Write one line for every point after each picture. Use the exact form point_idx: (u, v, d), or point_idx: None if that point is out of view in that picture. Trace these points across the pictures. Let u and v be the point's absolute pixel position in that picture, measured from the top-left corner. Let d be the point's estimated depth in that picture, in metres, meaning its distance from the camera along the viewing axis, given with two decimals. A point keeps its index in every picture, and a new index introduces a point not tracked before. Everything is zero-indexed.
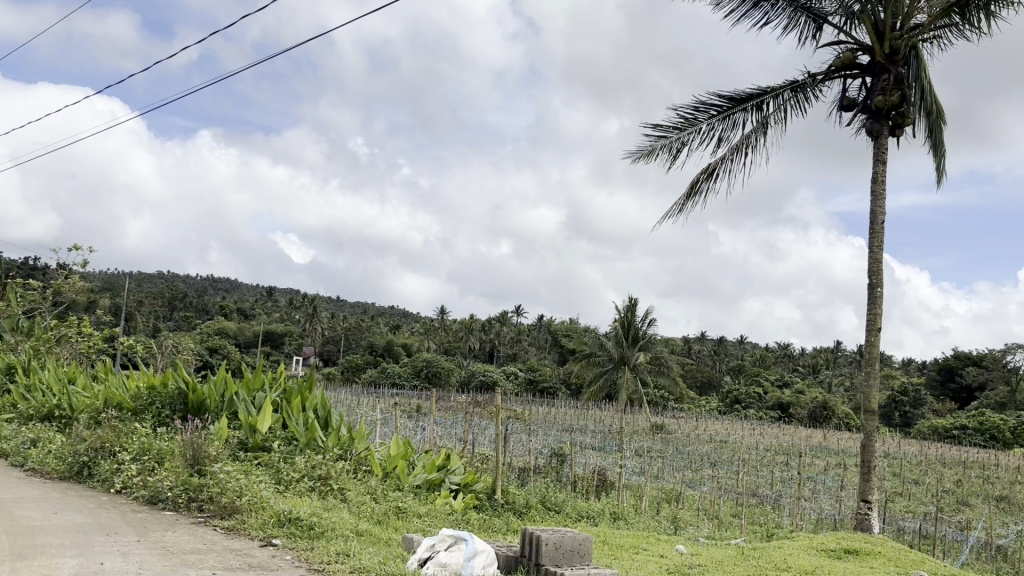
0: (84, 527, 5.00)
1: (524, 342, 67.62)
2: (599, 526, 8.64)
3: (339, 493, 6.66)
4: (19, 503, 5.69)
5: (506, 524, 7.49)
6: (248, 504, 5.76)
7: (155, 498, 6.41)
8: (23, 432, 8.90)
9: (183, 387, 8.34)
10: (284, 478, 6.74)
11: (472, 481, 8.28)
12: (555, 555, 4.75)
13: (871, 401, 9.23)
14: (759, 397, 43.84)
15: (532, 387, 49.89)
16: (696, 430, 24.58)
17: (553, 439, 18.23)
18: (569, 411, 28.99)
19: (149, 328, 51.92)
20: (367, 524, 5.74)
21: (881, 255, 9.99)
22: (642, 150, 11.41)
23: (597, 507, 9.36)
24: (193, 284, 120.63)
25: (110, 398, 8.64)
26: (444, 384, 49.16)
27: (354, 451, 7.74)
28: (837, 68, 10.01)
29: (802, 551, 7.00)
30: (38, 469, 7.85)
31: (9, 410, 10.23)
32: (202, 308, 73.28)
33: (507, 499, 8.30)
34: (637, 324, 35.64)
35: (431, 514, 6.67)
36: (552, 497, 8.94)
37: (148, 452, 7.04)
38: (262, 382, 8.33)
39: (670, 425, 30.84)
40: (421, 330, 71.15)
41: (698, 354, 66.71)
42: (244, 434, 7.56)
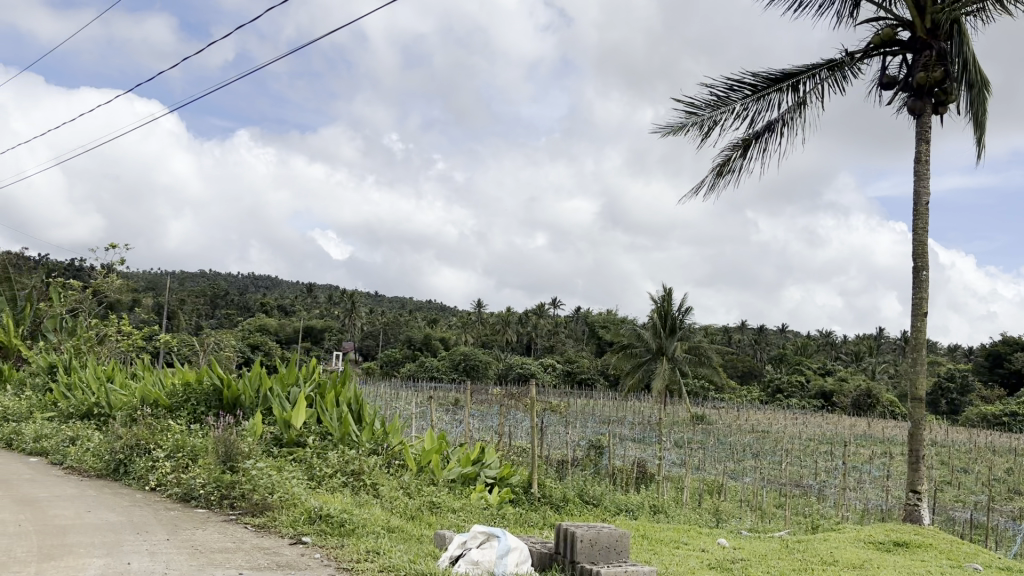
0: (114, 526, 5.00)
1: (562, 334, 67.52)
2: (638, 519, 8.55)
3: (372, 488, 6.63)
4: (53, 502, 5.72)
5: (544, 518, 7.42)
6: (279, 500, 5.75)
7: (188, 495, 6.44)
8: (63, 430, 9.02)
9: (218, 383, 8.40)
10: (317, 473, 6.74)
11: (508, 475, 8.23)
12: (591, 552, 4.65)
13: (918, 388, 9.00)
14: (802, 385, 43.30)
15: (571, 378, 49.83)
16: (737, 420, 24.35)
17: (592, 431, 18.17)
18: (608, 403, 28.90)
19: (191, 326, 52.76)
20: (400, 520, 5.69)
21: (926, 237, 9.71)
22: (672, 127, 11.20)
23: (637, 500, 9.26)
24: (234, 282, 122.44)
25: (147, 395, 8.72)
26: (482, 377, 49.26)
27: (388, 446, 7.72)
28: (877, 45, 9.74)
29: (849, 544, 6.83)
30: (76, 466, 7.95)
31: (51, 408, 10.39)
32: (243, 306, 74.25)
33: (543, 493, 8.23)
34: (674, 314, 35.36)
35: (466, 509, 6.62)
36: (589, 490, 8.85)
37: (182, 450, 7.08)
38: (296, 377, 8.36)
39: (711, 416, 30.62)
40: (459, 324, 71.40)
41: (738, 344, 66.09)
42: (278, 430, 7.58)
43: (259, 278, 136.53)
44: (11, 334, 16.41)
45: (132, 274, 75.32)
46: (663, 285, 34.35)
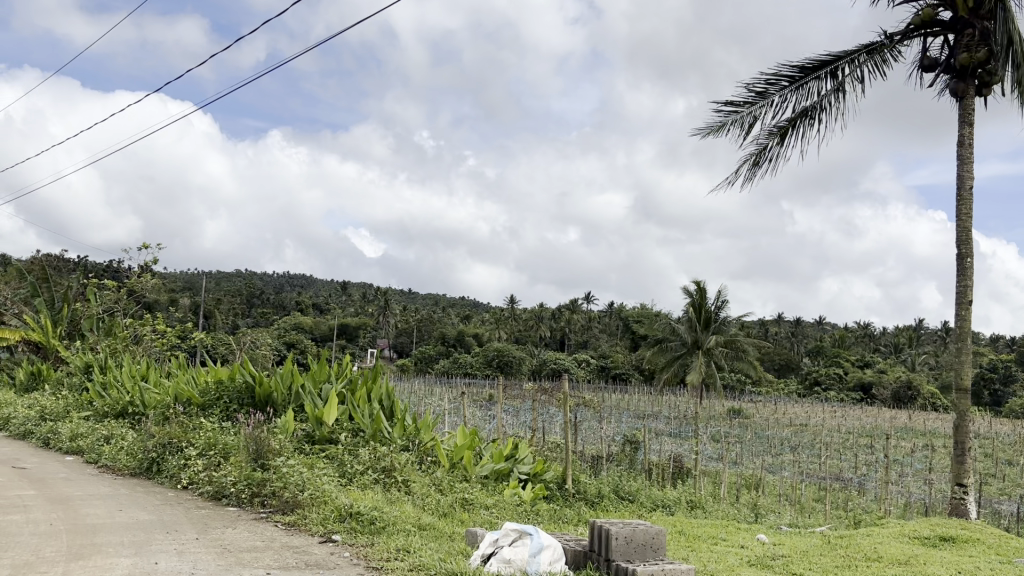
0: (143, 525, 5.01)
1: (595, 329, 67.31)
2: (675, 515, 8.43)
3: (402, 485, 6.59)
4: (85, 501, 5.75)
5: (578, 514, 7.35)
6: (308, 498, 5.73)
7: (219, 493, 6.46)
8: (99, 429, 9.13)
9: (250, 380, 8.44)
10: (348, 471, 6.72)
11: (542, 471, 8.16)
12: (626, 550, 4.58)
13: (963, 379, 8.78)
14: (840, 378, 42.76)
15: (605, 374, 49.65)
16: (774, 414, 24.12)
17: (627, 426, 18.04)
18: (643, 398, 28.74)
19: (228, 325, 53.40)
20: (431, 517, 5.65)
21: (970, 223, 9.45)
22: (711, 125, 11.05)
23: (673, 495, 9.15)
24: (271, 281, 123.79)
25: (180, 393, 8.79)
26: (515, 373, 49.25)
27: (420, 442, 7.68)
28: (917, 26, 9.51)
29: (893, 539, 6.68)
30: (111, 465, 8.03)
31: (87, 406, 10.53)
32: (278, 304, 74.95)
33: (578, 488, 8.16)
34: (709, 307, 35.05)
35: (498, 505, 6.56)
36: (625, 486, 8.76)
37: (214, 447, 7.11)
38: (328, 374, 8.37)
39: (748, 410, 30.35)
40: (491, 320, 71.46)
41: (774, 337, 65.42)
42: (310, 427, 7.59)
43: (294, 277, 137.67)
44: (49, 334, 16.67)
45: (169, 274, 76.36)
46: (696, 278, 34.07)
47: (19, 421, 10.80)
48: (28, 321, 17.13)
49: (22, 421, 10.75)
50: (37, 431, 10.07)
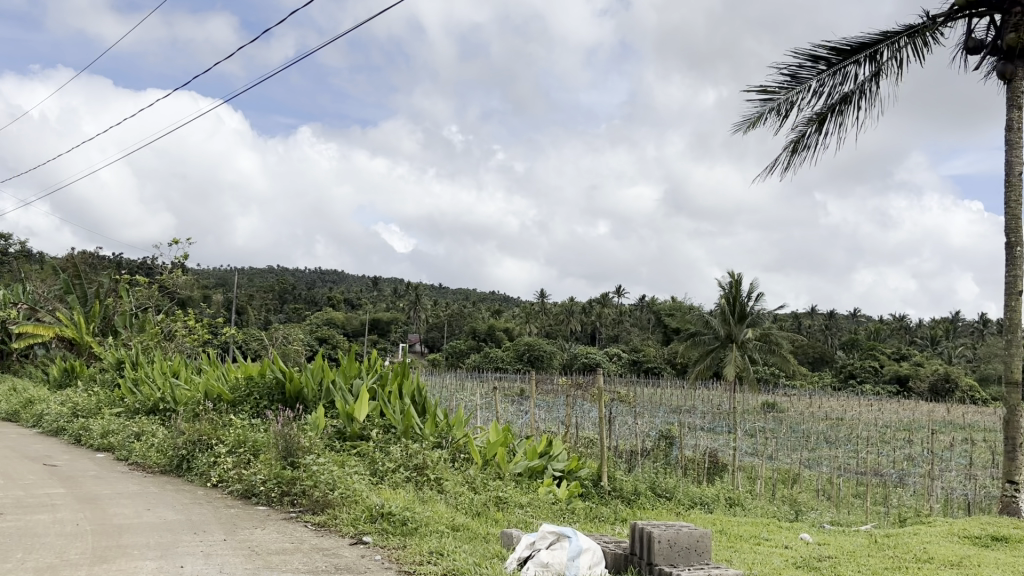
0: (171, 526, 4.97)
1: (626, 323, 66.97)
2: (714, 513, 8.28)
3: (435, 483, 6.50)
4: (113, 500, 5.73)
5: (615, 512, 7.22)
6: (340, 497, 5.67)
7: (249, 491, 6.44)
8: (129, 426, 9.17)
9: (280, 376, 8.42)
10: (379, 468, 6.64)
11: (576, 468, 8.02)
12: (669, 553, 4.46)
13: (1013, 372, 8.51)
14: (876, 371, 42.17)
15: (637, 368, 49.37)
16: (810, 408, 23.83)
17: (660, 421, 17.88)
18: (675, 392, 28.54)
19: (261, 320, 53.82)
20: (465, 517, 5.56)
21: (1019, 212, 9.15)
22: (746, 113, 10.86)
23: (711, 492, 9.00)
24: (302, 277, 124.80)
25: (210, 389, 8.80)
26: (546, 367, 49.14)
27: (453, 439, 7.60)
28: (960, 7, 9.23)
29: (942, 538, 6.49)
30: (141, 462, 8.05)
31: (118, 403, 10.58)
32: (310, 299, 75.47)
33: (614, 486, 8.02)
34: (743, 300, 34.67)
35: (533, 504, 6.46)
36: (662, 483, 8.61)
37: (244, 444, 7.09)
38: (359, 369, 8.33)
39: (782, 403, 29.97)
40: (521, 314, 71.36)
41: (809, 330, 64.67)
42: (342, 423, 7.56)
43: (325, 272, 138.46)
44: (83, 331, 16.81)
45: (202, 270, 77.14)
46: (730, 270, 33.75)
47: (52, 417, 10.89)
48: (61, 318, 17.28)
49: (55, 417, 10.83)
50: (70, 427, 10.14)
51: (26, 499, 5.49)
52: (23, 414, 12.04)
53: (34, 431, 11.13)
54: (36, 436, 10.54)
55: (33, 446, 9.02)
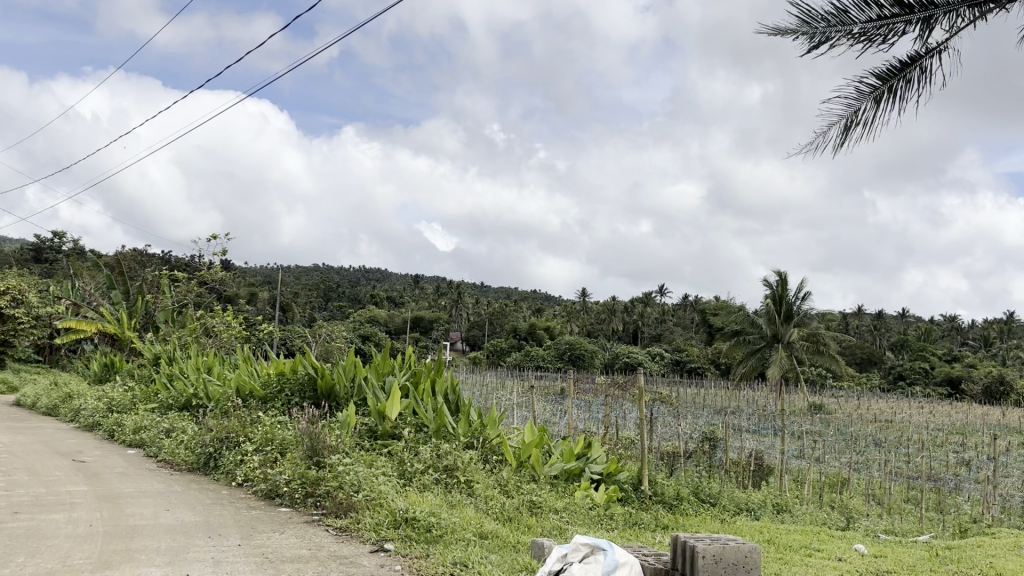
0: (186, 528, 4.87)
1: (669, 322, 66.40)
2: (760, 520, 8.04)
3: (466, 485, 6.32)
4: (133, 499, 5.67)
5: (656, 518, 6.97)
6: (364, 500, 5.52)
7: (273, 492, 6.34)
8: (161, 422, 9.16)
9: (312, 372, 8.36)
10: (408, 469, 6.47)
11: (615, 471, 7.80)
12: (713, 570, 4.24)
13: None
14: (925, 372, 41.26)
15: (679, 367, 48.90)
16: (858, 409, 23.37)
17: (704, 422, 17.60)
18: (720, 392, 28.18)
19: (306, 318, 54.38)
20: (495, 523, 5.36)
21: None
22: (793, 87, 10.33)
23: (758, 497, 8.78)
24: (347, 275, 126.15)
25: (242, 386, 8.79)
26: (588, 366, 48.95)
27: (486, 439, 7.42)
28: None
29: (1007, 552, 6.15)
30: (170, 460, 8.00)
31: (152, 399, 10.63)
32: (354, 297, 76.09)
33: (654, 490, 7.79)
34: (790, 299, 34.16)
35: (568, 509, 6.25)
36: (706, 487, 8.34)
37: (270, 443, 7.01)
38: (392, 365, 8.21)
39: (829, 405, 29.44)
40: (563, 313, 71.20)
41: (856, 330, 63.57)
42: (373, 421, 7.47)
43: (368, 270, 139.59)
44: (125, 326, 17.00)
45: (247, 268, 78.20)
46: (776, 270, 33.24)
47: (88, 413, 10.97)
48: (104, 313, 17.50)
49: (91, 413, 10.91)
50: (104, 422, 10.19)
51: (45, 497, 5.44)
52: (62, 408, 12.16)
53: (72, 425, 11.23)
54: (73, 431, 10.60)
55: (66, 442, 9.06)
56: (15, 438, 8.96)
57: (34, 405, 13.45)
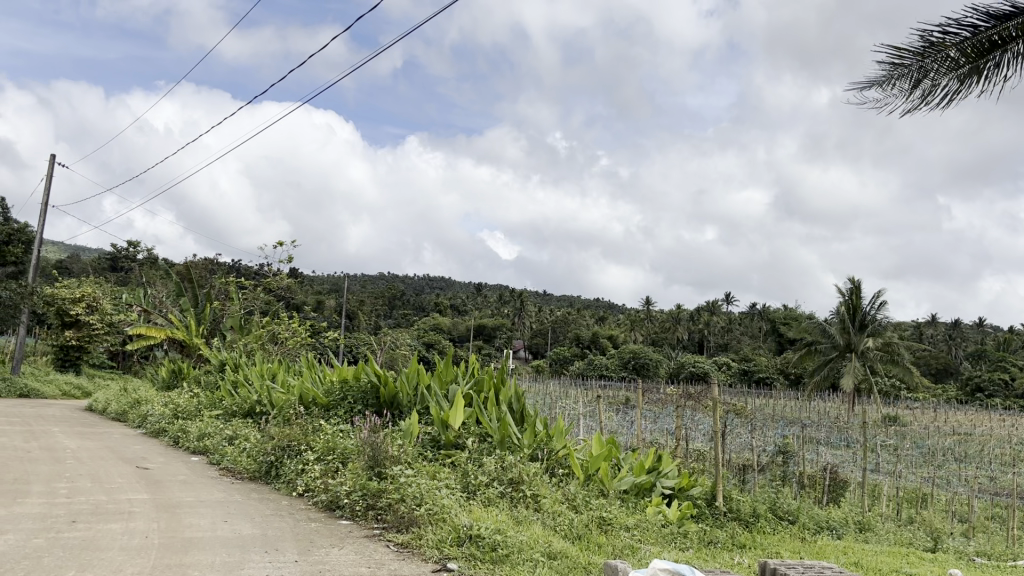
0: (242, 541, 4.82)
1: (736, 331, 65.33)
2: (842, 539, 7.71)
3: (532, 500, 6.14)
4: (192, 509, 5.65)
5: (732, 537, 6.71)
6: (427, 514, 5.40)
7: (333, 503, 6.28)
8: (224, 429, 9.21)
9: (375, 380, 8.30)
10: (472, 482, 6.33)
11: (688, 486, 7.54)
12: None
13: None
14: (1006, 385, 39.69)
15: (747, 377, 47.96)
16: (936, 422, 22.59)
17: (776, 435, 17.13)
18: (790, 403, 27.53)
19: (372, 325, 54.94)
20: (564, 542, 5.17)
21: None
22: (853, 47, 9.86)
23: (839, 516, 8.47)
24: (412, 283, 127.40)
25: (305, 393, 8.81)
26: (652, 376, 48.42)
27: (552, 451, 7.23)
28: None
29: None
30: (233, 467, 8.03)
31: (217, 405, 10.71)
32: (418, 306, 76.72)
33: (730, 507, 7.54)
34: (864, 309, 33.27)
35: (640, 526, 6.04)
36: (784, 504, 8.05)
37: (332, 452, 6.98)
38: (454, 373, 8.12)
39: (905, 416, 28.51)
40: (627, 322, 70.64)
41: (931, 340, 61.66)
42: (436, 430, 7.37)
43: (431, 279, 140.47)
44: (192, 332, 17.29)
45: (314, 276, 79.51)
46: (850, 277, 32.51)
47: (155, 418, 11.13)
48: (173, 321, 17.87)
49: (158, 419, 11.06)
50: (169, 429, 10.31)
51: (105, 505, 5.45)
52: (131, 414, 12.36)
53: (140, 431, 11.42)
54: (140, 436, 10.76)
55: (133, 448, 9.17)
56: (84, 443, 9.12)
57: (105, 411, 13.74)
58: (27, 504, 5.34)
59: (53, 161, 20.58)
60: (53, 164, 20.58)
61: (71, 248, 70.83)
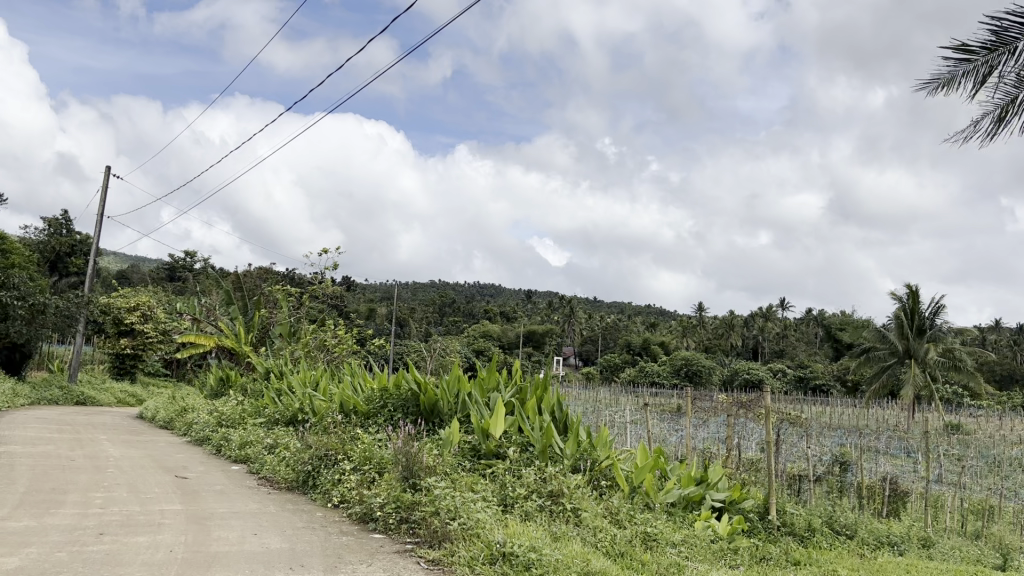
0: (268, 557, 4.74)
1: (791, 337, 64.14)
2: (905, 556, 7.42)
3: (572, 514, 5.96)
4: (223, 521, 5.60)
5: (786, 553, 6.48)
6: (460, 529, 5.27)
7: (367, 515, 6.20)
8: (265, 437, 9.22)
9: (415, 387, 8.22)
10: (510, 495, 6.20)
11: (739, 499, 7.29)
12: None
13: None
14: None
15: (803, 385, 47.02)
16: (1002, 431, 21.81)
17: (833, 445, 16.65)
18: (849, 412, 26.85)
19: (422, 333, 55.13)
20: (603, 559, 4.98)
21: None
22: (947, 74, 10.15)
23: (901, 531, 8.16)
24: (463, 291, 127.92)
25: (346, 401, 8.79)
26: (705, 383, 47.77)
27: (595, 461, 7.05)
28: None
29: None
30: (271, 477, 8.01)
31: (260, 414, 10.73)
32: (468, 313, 76.91)
33: (784, 521, 7.32)
34: (923, 313, 32.39)
35: (687, 542, 5.84)
36: (841, 518, 7.80)
37: (369, 462, 6.93)
38: (496, 381, 8.03)
39: (969, 425, 27.62)
40: (678, 328, 69.90)
41: (996, 346, 59.85)
42: (476, 439, 7.28)
43: (481, 287, 140.58)
44: (241, 340, 17.45)
45: (366, 284, 80.24)
46: (907, 282, 31.66)
47: (200, 427, 11.23)
48: (223, 329, 18.09)
49: (203, 427, 11.15)
50: (213, 437, 10.37)
51: (136, 517, 5.43)
52: (178, 422, 12.50)
53: (186, 439, 11.51)
54: (185, 444, 10.85)
55: (175, 456, 9.24)
56: (127, 451, 9.20)
57: (154, 419, 13.94)
58: (58, 515, 5.35)
59: (108, 172, 21.01)
60: (108, 176, 21.03)
61: (130, 258, 72.44)
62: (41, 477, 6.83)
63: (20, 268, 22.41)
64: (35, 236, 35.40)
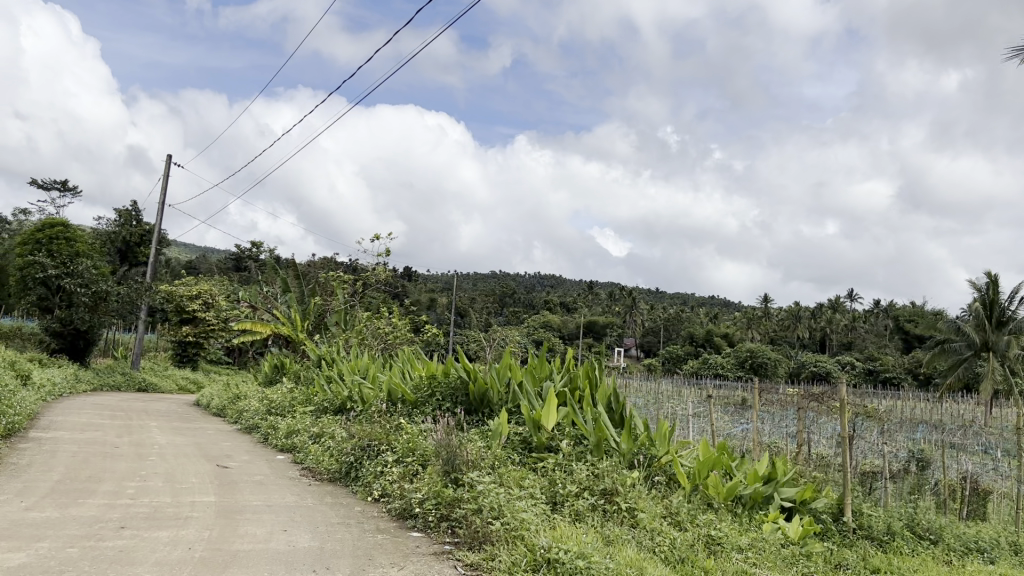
0: (292, 557, 4.56)
1: (861, 330, 62.57)
2: (995, 563, 6.98)
3: (626, 514, 5.66)
4: (254, 515, 5.46)
5: (863, 559, 6.12)
6: (503, 530, 5.03)
7: (406, 511, 6.01)
8: (312, 426, 9.13)
9: (464, 377, 8.05)
10: (559, 493, 5.95)
11: (811, 499, 6.94)
12: None
13: None
14: None
15: (873, 377, 45.83)
16: None
17: (906, 439, 16.05)
18: (924, 406, 25.91)
19: (482, 323, 55.17)
20: (658, 565, 4.68)
21: None
22: None
23: (990, 537, 7.73)
24: (523, 282, 127.94)
25: (394, 389, 8.68)
26: (770, 375, 46.83)
27: (653, 456, 6.77)
28: None
29: None
30: (314, 467, 7.90)
31: (309, 401, 10.67)
32: (528, 304, 76.76)
33: (860, 523, 6.97)
34: (1002, 304, 31.12)
35: (755, 548, 5.50)
36: (925, 521, 7.45)
37: (412, 455, 6.78)
38: (548, 371, 7.80)
39: None
40: (744, 320, 68.70)
41: None
42: (528, 431, 7.05)
43: (542, 277, 140.28)
44: (296, 328, 17.53)
45: (428, 276, 80.59)
46: (987, 271, 30.45)
47: (251, 414, 11.24)
48: (280, 317, 18.22)
49: (253, 415, 11.15)
50: (262, 424, 10.35)
51: (164, 509, 5.33)
52: (231, 409, 12.57)
53: (236, 426, 11.54)
54: (235, 432, 10.85)
55: (221, 444, 9.20)
56: (174, 439, 9.19)
57: (209, 406, 14.06)
58: (84, 506, 5.27)
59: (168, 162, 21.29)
60: (169, 163, 21.36)
61: (198, 249, 73.96)
62: (79, 465, 6.81)
63: (86, 257, 22.92)
64: (104, 226, 36.24)
